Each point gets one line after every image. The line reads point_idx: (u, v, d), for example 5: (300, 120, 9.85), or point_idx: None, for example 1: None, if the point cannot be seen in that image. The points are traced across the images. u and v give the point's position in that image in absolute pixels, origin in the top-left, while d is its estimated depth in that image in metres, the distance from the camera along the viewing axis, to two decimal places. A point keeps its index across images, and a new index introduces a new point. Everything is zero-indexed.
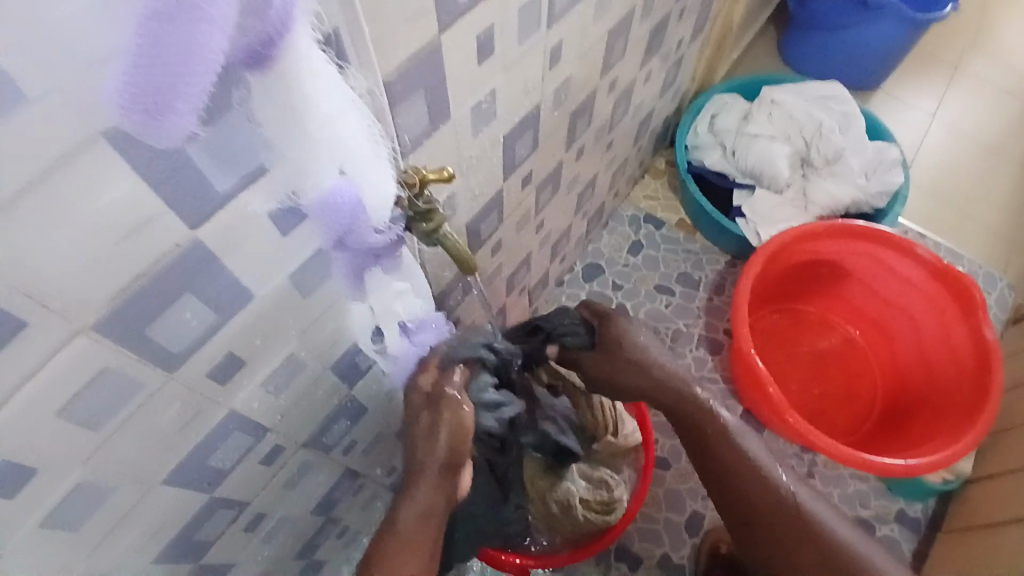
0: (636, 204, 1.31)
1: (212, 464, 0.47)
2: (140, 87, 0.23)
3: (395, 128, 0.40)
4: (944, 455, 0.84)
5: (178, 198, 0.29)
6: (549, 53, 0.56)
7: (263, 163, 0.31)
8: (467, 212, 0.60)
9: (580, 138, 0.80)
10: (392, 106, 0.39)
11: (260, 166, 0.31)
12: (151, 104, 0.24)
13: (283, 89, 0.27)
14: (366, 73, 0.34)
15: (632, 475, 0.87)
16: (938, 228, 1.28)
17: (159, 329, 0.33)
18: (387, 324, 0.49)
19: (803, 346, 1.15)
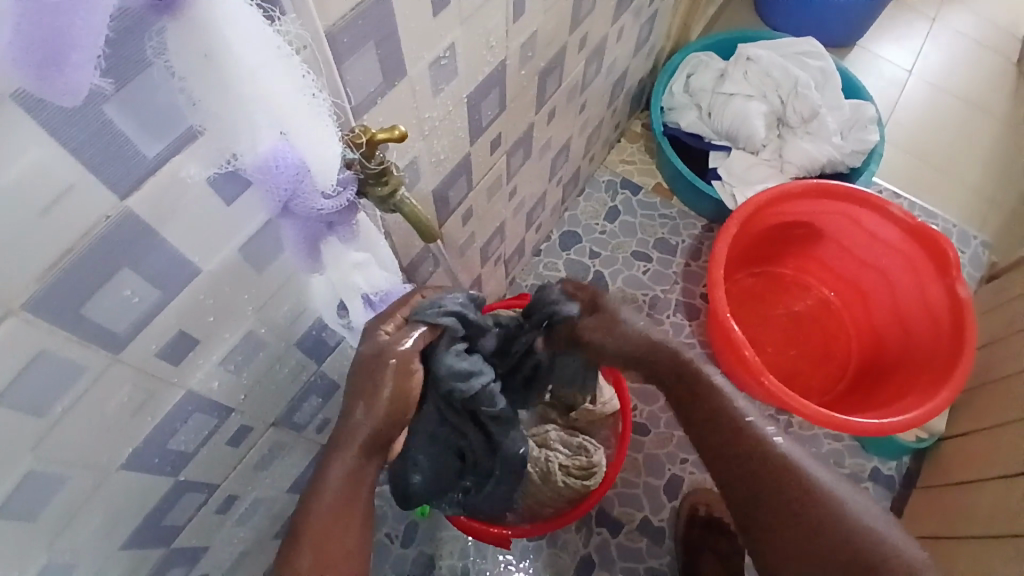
0: (612, 169, 1.29)
1: (174, 448, 0.45)
2: (27, 34, 0.20)
3: (345, 84, 0.38)
4: (916, 414, 0.85)
5: (101, 165, 0.27)
6: (512, 5, 0.53)
7: (194, 125, 0.29)
8: (432, 178, 0.57)
9: (550, 99, 0.78)
10: (340, 61, 0.37)
11: (191, 129, 0.29)
12: (42, 53, 0.21)
13: (201, 32, 0.25)
14: (304, 22, 0.32)
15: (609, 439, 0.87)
16: (914, 187, 1.29)
17: (98, 308, 0.31)
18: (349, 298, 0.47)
19: (779, 309, 1.17)
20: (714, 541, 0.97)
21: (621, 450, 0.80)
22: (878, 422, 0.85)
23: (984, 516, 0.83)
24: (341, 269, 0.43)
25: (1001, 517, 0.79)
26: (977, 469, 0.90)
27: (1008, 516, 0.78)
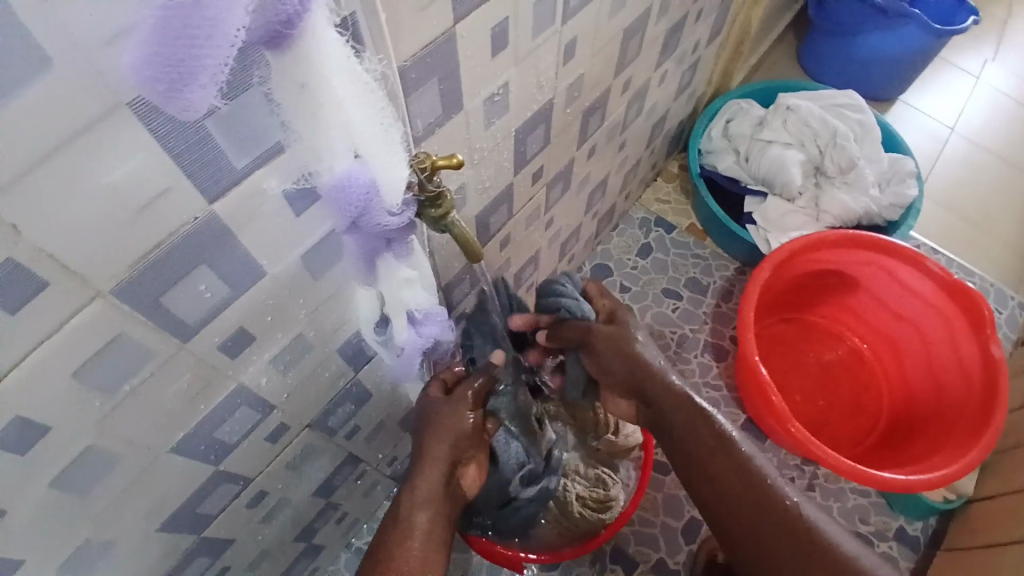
0: (647, 207, 1.32)
1: (219, 439, 0.48)
2: (159, 57, 0.24)
3: (408, 113, 0.41)
4: (944, 474, 0.83)
5: (196, 172, 0.31)
6: (563, 48, 0.57)
7: (280, 143, 0.33)
8: (477, 204, 0.61)
9: (592, 136, 0.81)
10: (407, 94, 0.40)
11: (277, 145, 0.33)
12: (172, 74, 0.24)
13: (300, 66, 0.28)
14: (382, 57, 0.36)
15: (632, 474, 0.86)
16: (951, 243, 1.27)
17: (176, 301, 0.35)
18: (395, 313, 0.49)
19: (810, 357, 1.16)
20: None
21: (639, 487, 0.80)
22: (905, 479, 0.83)
23: None
24: (392, 283, 0.45)
25: None
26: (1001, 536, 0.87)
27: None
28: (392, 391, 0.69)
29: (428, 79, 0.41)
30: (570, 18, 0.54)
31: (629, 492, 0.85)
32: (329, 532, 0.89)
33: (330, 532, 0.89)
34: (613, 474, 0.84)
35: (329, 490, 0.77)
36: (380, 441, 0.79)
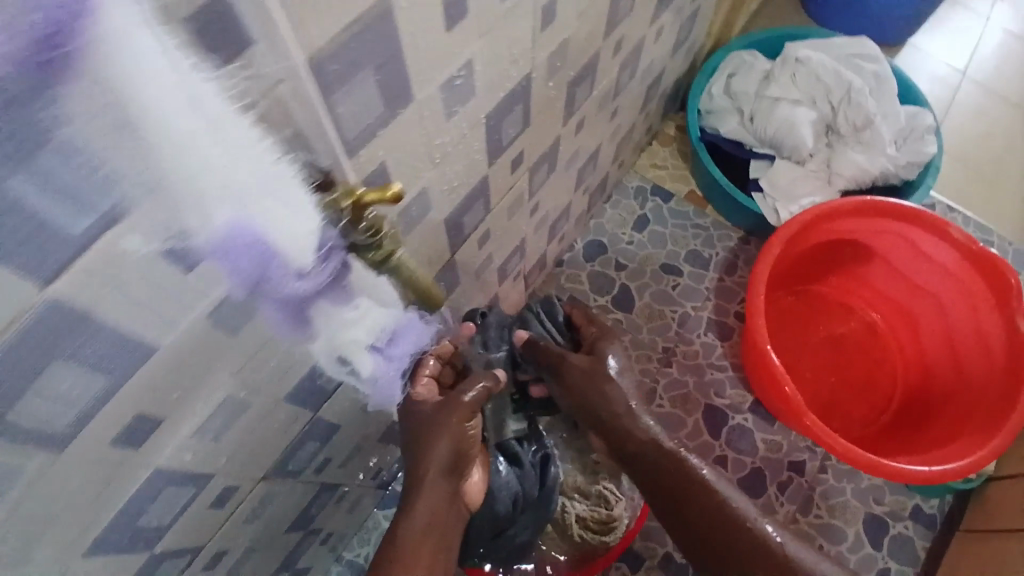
0: (642, 174, 1.21)
1: (149, 521, 0.40)
2: None
3: (334, 119, 0.31)
4: (969, 463, 0.77)
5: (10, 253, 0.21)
6: (540, 12, 0.46)
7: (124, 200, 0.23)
8: (446, 206, 0.51)
9: (580, 108, 0.70)
10: (329, 94, 0.30)
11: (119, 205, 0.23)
12: None
13: (117, 108, 0.21)
14: (278, 55, 0.26)
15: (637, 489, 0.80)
16: (969, 200, 1.18)
17: (32, 410, 0.26)
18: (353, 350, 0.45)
19: (821, 330, 1.07)
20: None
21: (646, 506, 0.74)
22: (929, 471, 0.77)
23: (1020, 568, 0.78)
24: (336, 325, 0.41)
25: None
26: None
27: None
28: (364, 419, 0.61)
29: (357, 71, 0.31)
30: None
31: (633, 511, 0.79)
32: (314, 552, 0.83)
33: (316, 551, 0.83)
34: (615, 490, 0.77)
35: (306, 520, 0.70)
36: (359, 462, 0.72)
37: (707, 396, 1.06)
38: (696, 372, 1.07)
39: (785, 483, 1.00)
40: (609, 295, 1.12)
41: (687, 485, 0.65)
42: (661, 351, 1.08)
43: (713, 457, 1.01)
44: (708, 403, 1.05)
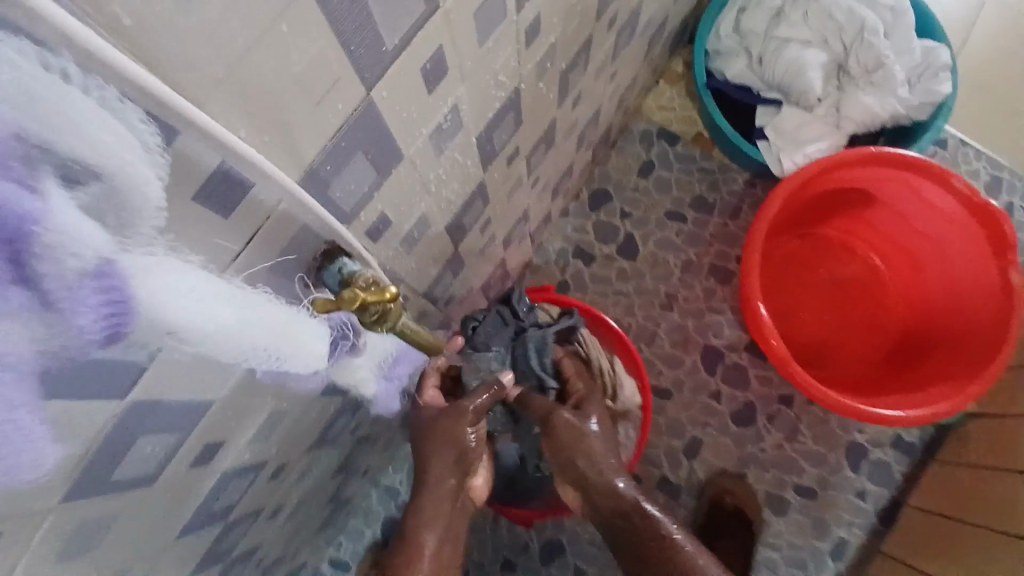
0: (648, 117, 1.20)
1: (221, 504, 0.50)
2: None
3: (327, 203, 0.35)
4: (943, 409, 0.83)
5: (100, 386, 0.28)
6: (524, 35, 0.47)
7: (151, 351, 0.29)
8: (443, 217, 0.55)
9: (575, 87, 0.71)
10: (326, 186, 0.34)
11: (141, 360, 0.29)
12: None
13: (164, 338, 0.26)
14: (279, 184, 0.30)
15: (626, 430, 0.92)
16: (988, 132, 1.15)
17: (128, 464, 0.34)
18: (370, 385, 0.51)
19: (821, 273, 1.11)
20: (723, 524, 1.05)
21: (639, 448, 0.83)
22: (902, 415, 0.84)
23: (999, 505, 0.86)
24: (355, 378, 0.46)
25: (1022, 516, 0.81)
26: (1014, 484, 0.86)
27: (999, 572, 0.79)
28: None
29: (351, 162, 0.35)
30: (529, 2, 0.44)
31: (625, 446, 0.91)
32: (357, 487, 0.96)
33: (358, 486, 0.97)
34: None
35: (346, 469, 0.81)
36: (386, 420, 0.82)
37: (705, 338, 1.12)
38: (696, 315, 1.13)
39: (775, 416, 1.09)
40: (614, 244, 1.16)
41: (653, 547, 0.63)
42: (663, 297, 1.13)
43: (709, 394, 1.10)
44: (706, 344, 1.12)
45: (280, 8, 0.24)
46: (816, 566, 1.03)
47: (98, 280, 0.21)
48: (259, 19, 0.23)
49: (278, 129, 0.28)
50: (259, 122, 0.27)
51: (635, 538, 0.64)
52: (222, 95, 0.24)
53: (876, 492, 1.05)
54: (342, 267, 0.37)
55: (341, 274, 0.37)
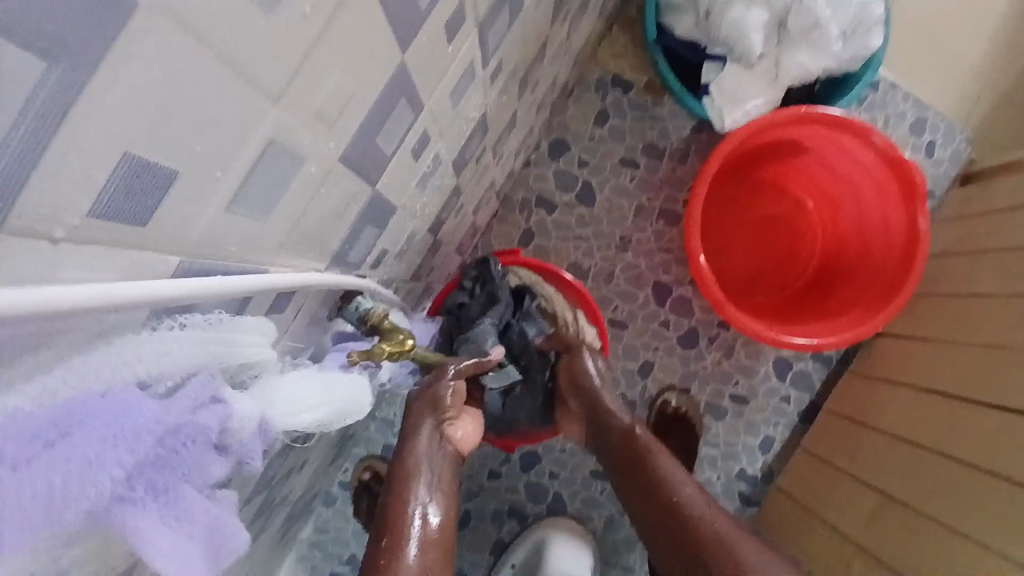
0: (604, 64, 1.24)
1: (265, 474, 0.62)
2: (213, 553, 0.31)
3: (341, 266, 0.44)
4: (847, 337, 1.01)
5: None
6: (490, 76, 0.53)
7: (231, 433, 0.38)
8: (425, 224, 0.64)
9: (534, 76, 0.76)
10: (340, 256, 0.43)
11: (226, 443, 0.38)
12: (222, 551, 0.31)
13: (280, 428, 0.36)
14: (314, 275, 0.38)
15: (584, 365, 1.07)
16: (915, 73, 1.24)
17: None
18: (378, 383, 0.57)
19: (756, 211, 1.23)
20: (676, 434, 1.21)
21: None
22: (813, 343, 1.02)
23: (886, 413, 1.05)
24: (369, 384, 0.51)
25: (899, 421, 1.01)
26: (896, 394, 1.06)
27: (878, 473, 0.99)
28: None
29: (349, 236, 0.42)
30: (492, 56, 0.50)
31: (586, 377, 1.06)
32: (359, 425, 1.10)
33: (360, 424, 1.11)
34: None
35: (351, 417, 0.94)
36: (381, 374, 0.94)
37: (656, 275, 1.25)
38: (648, 255, 1.25)
39: (714, 337, 1.26)
40: (573, 192, 1.25)
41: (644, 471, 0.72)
42: (619, 239, 1.25)
43: (659, 322, 1.26)
44: (656, 280, 1.25)
45: (320, 184, 0.32)
46: (747, 457, 1.26)
47: (249, 427, 0.32)
48: (307, 196, 0.31)
49: (310, 249, 0.36)
50: (299, 256, 0.35)
51: (630, 466, 0.75)
52: (279, 257, 0.33)
53: (798, 396, 1.25)
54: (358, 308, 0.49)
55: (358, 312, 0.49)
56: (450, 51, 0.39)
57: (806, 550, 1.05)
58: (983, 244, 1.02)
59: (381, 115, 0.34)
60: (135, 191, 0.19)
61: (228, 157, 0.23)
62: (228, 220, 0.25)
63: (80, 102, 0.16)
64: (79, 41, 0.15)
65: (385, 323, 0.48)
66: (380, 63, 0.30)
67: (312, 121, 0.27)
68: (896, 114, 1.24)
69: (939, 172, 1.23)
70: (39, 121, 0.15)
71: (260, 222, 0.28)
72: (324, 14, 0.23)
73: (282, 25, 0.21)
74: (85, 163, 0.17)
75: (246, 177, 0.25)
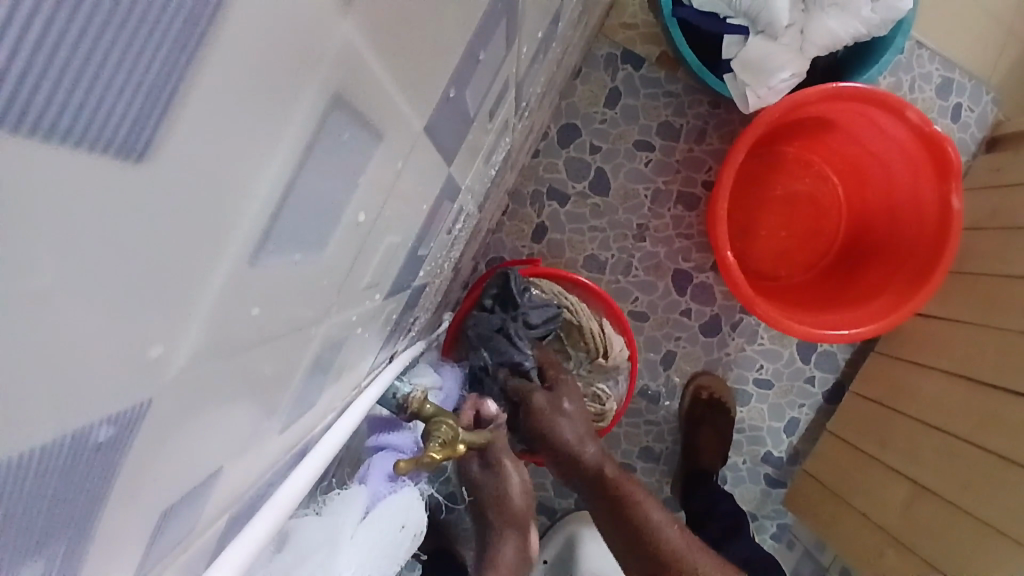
0: (612, 38, 1.14)
1: None
2: None
3: (374, 362, 0.42)
4: (878, 325, 0.97)
5: None
6: (517, 115, 0.46)
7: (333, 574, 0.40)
8: (449, 269, 0.59)
9: (553, 80, 0.68)
10: (383, 344, 0.41)
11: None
12: None
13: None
14: (337, 402, 0.35)
15: (623, 384, 1.01)
16: (945, 28, 1.14)
17: None
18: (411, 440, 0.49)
19: (778, 188, 1.16)
20: (712, 419, 1.19)
21: (629, 393, 0.98)
22: (847, 333, 0.98)
23: (922, 401, 1.02)
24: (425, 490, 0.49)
25: (932, 408, 0.99)
26: (927, 378, 1.03)
27: (908, 460, 1.00)
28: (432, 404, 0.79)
29: (387, 334, 0.39)
30: (524, 99, 0.45)
31: (620, 395, 1.01)
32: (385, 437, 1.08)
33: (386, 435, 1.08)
34: (605, 389, 0.96)
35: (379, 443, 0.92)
36: None
37: (675, 262, 1.20)
38: (666, 243, 1.20)
39: (738, 322, 1.22)
40: (586, 180, 1.18)
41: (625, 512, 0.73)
42: (636, 228, 1.19)
43: (681, 311, 1.22)
44: (676, 269, 1.20)
45: (361, 331, 0.29)
46: (772, 439, 1.25)
47: None
48: (350, 344, 0.28)
49: (346, 377, 0.33)
50: (337, 398, 0.34)
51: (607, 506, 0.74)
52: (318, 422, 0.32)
53: (822, 376, 1.23)
54: (397, 392, 0.47)
55: (395, 398, 0.47)
56: (488, 128, 0.34)
57: (839, 536, 1.10)
58: (1016, 220, 0.97)
59: (426, 228, 0.30)
60: (165, 529, 0.19)
61: (273, 400, 0.22)
62: (263, 431, 0.23)
63: (92, 527, 0.15)
64: (80, 490, 0.14)
65: (426, 409, 0.46)
66: (427, 196, 0.26)
67: (363, 291, 0.25)
68: (922, 76, 1.15)
69: (966, 137, 1.16)
70: (59, 567, 0.15)
71: (314, 394, 0.27)
72: (380, 202, 0.21)
73: (339, 238, 0.20)
74: (130, 523, 0.17)
75: (304, 376, 0.24)
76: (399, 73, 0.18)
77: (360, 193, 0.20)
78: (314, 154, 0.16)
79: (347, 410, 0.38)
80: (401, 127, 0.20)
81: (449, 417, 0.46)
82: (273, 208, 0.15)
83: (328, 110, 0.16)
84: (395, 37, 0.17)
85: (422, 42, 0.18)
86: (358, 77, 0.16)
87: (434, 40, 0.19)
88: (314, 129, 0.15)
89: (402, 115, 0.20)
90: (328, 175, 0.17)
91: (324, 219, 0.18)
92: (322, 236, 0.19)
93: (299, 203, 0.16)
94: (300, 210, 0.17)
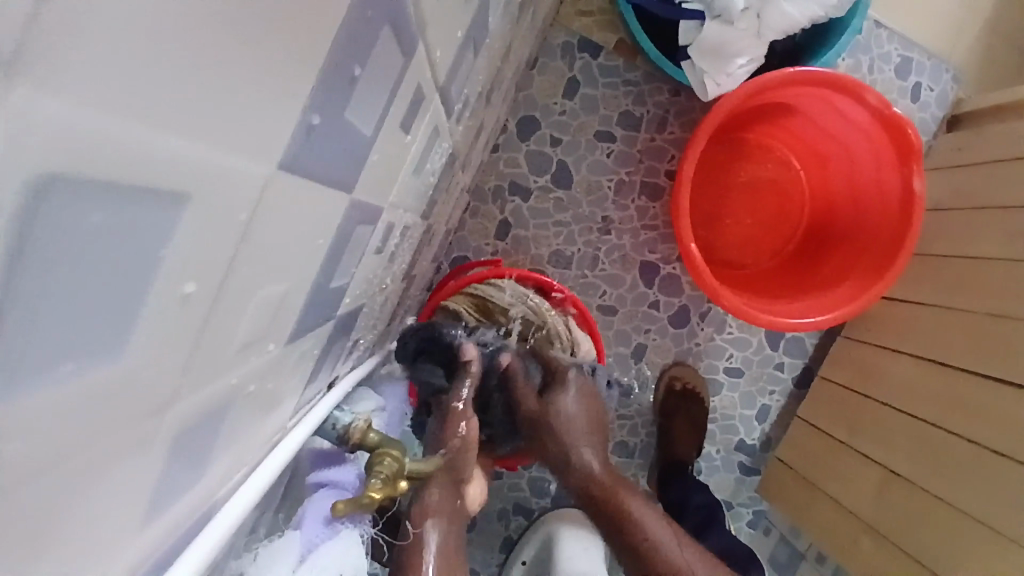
0: (568, 26, 1.11)
1: None
2: None
3: (302, 400, 0.39)
4: (843, 312, 0.97)
5: None
6: (453, 117, 0.43)
7: None
8: (395, 281, 0.55)
9: (500, 73, 0.64)
10: (309, 378, 0.38)
11: None
12: None
13: None
14: (244, 459, 0.32)
15: None
16: (900, 8, 1.13)
17: None
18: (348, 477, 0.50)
19: (744, 174, 1.15)
20: (685, 410, 1.18)
21: None
22: (814, 321, 0.98)
23: (889, 385, 1.03)
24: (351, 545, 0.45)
25: (900, 393, 1.00)
26: (894, 361, 1.04)
27: (880, 445, 1.00)
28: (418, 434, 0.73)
29: (313, 365, 0.37)
30: (457, 102, 0.42)
31: None
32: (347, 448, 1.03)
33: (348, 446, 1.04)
34: None
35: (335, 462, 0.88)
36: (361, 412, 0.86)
37: (642, 255, 1.18)
38: (632, 235, 1.17)
39: (706, 313, 1.21)
40: (548, 174, 1.15)
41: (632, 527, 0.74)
42: (601, 221, 1.17)
43: (649, 303, 1.20)
44: (643, 261, 1.18)
45: (252, 387, 0.28)
46: (744, 426, 1.25)
47: None
48: (226, 400, 0.25)
49: (248, 429, 0.30)
50: (242, 453, 0.31)
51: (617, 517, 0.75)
52: (225, 480, 0.30)
53: (792, 362, 1.23)
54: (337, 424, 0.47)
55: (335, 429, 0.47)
56: (403, 141, 0.31)
57: (814, 524, 1.11)
58: (977, 200, 0.97)
59: (335, 257, 0.30)
60: None
61: (110, 497, 0.19)
62: (102, 532, 0.19)
63: None
64: None
65: (369, 438, 0.47)
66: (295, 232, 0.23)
67: (238, 351, 0.24)
68: (881, 56, 1.14)
69: (926, 117, 1.16)
70: None
71: (184, 467, 0.24)
72: (218, 272, 0.19)
73: (152, 321, 0.17)
74: None
75: (169, 454, 0.22)
76: (195, 130, 0.15)
77: (174, 265, 0.17)
78: (64, 226, 0.12)
79: (255, 471, 0.34)
80: (220, 170, 0.17)
81: (393, 447, 0.47)
82: (16, 313, 0.12)
83: (70, 180, 0.12)
84: (166, 95, 0.14)
85: (221, 87, 0.16)
86: (98, 147, 0.13)
87: (250, 79, 0.17)
88: (26, 232, 0.12)
89: (218, 164, 0.17)
90: (81, 273, 0.13)
91: (105, 318, 0.15)
92: (116, 332, 0.16)
93: (62, 293, 0.13)
94: (34, 327, 0.13)
